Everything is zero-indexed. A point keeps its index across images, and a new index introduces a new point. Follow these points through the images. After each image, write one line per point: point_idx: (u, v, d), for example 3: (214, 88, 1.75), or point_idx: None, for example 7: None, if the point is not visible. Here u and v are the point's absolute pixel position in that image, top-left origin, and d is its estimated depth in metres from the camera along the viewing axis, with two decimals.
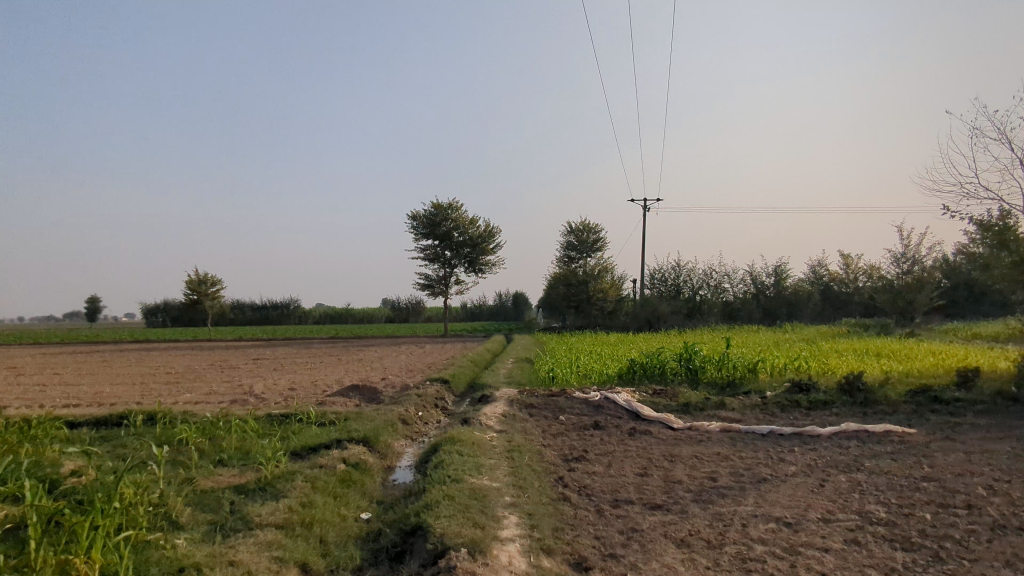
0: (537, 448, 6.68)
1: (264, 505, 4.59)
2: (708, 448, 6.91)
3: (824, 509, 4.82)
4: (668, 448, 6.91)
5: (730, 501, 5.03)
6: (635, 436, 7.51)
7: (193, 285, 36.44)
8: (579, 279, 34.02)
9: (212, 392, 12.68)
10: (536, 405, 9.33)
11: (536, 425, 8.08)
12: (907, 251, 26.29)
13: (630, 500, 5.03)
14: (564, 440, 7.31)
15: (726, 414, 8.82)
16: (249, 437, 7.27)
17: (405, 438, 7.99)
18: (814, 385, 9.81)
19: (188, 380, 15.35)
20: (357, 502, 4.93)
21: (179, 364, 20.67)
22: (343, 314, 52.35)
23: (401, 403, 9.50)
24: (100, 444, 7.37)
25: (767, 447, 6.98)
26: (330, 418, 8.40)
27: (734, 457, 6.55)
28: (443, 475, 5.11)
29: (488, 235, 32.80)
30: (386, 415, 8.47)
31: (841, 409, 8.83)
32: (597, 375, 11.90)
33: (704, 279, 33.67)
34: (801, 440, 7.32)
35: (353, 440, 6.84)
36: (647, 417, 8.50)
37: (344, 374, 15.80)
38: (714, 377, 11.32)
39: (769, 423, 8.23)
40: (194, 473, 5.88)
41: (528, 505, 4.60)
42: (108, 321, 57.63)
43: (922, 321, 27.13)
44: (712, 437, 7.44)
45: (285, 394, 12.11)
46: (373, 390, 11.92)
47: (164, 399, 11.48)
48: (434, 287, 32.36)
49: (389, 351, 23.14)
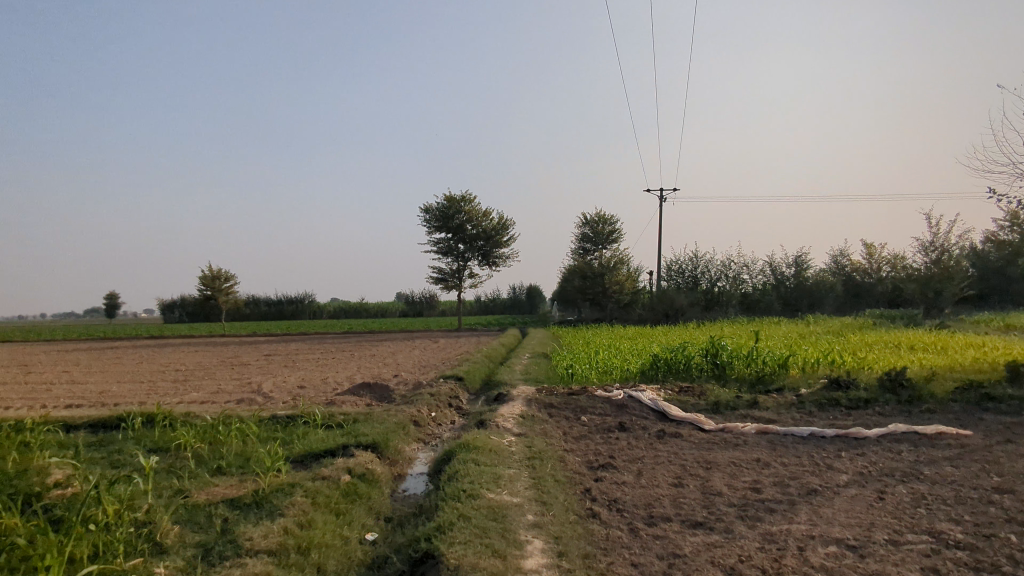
0: (559, 455, 6.14)
1: (257, 525, 4.10)
2: (746, 453, 6.33)
3: (890, 529, 4.24)
4: (702, 453, 6.34)
5: (781, 519, 4.46)
6: (664, 440, 6.96)
7: (207, 280, 36.29)
8: (594, 271, 33.38)
9: (220, 390, 12.32)
10: (555, 404, 8.80)
11: (557, 427, 7.54)
12: (936, 240, 25.38)
13: (667, 517, 4.49)
14: (588, 444, 6.76)
15: (761, 413, 8.23)
16: (252, 442, 6.82)
17: (416, 441, 7.50)
18: (853, 381, 9.18)
19: (196, 378, 14.98)
20: (362, 520, 4.43)
21: (191, 361, 20.38)
22: (358, 308, 52.18)
23: (413, 403, 9.01)
24: (94, 449, 6.94)
25: (810, 452, 6.40)
26: (338, 420, 7.93)
27: (776, 463, 5.97)
28: (458, 490, 4.57)
29: (501, 228, 32.24)
30: (396, 416, 7.97)
31: (886, 408, 8.21)
32: (619, 372, 11.32)
33: (723, 270, 32.93)
34: (846, 443, 6.72)
35: (361, 445, 6.35)
36: (676, 417, 7.94)
37: (355, 370, 15.33)
38: (743, 373, 10.71)
39: (808, 424, 7.63)
40: (188, 485, 5.42)
41: (554, 526, 4.06)
42: (126, 316, 57.90)
43: (951, 312, 26.31)
44: (749, 440, 6.87)
45: (295, 392, 11.68)
46: (384, 388, 11.44)
47: (170, 398, 11.10)
48: (447, 280, 31.89)
49: (403, 347, 22.68)
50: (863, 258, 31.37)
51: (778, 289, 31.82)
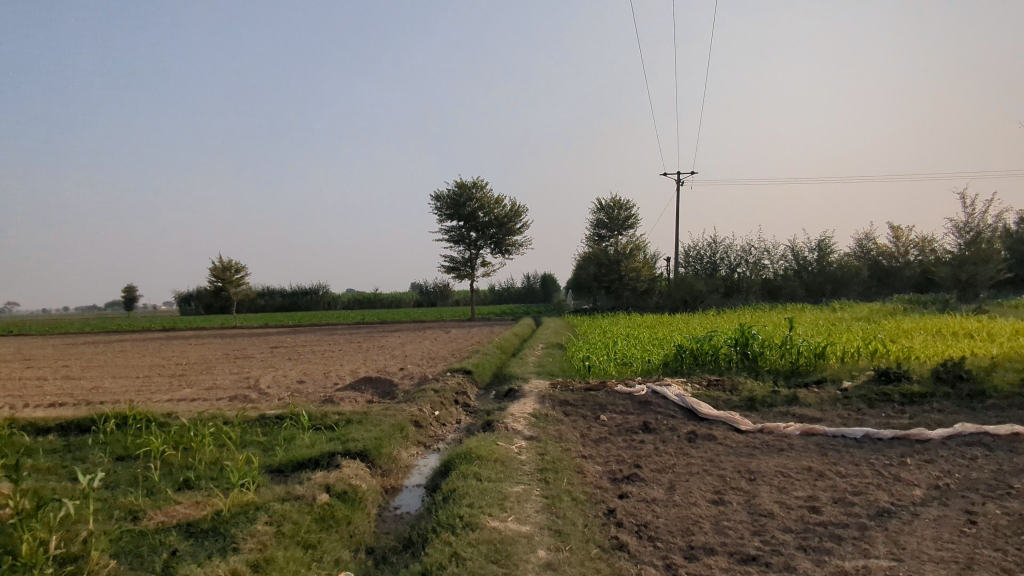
0: (576, 464, 5.30)
1: (203, 564, 3.31)
2: (792, 461, 5.46)
3: (995, 567, 3.36)
4: (742, 462, 5.47)
5: (854, 552, 3.60)
6: (696, 444, 6.10)
7: (218, 272, 35.69)
8: (610, 258, 32.46)
9: (214, 386, 11.63)
10: (571, 401, 7.96)
11: (573, 429, 6.72)
12: (970, 221, 24.11)
13: (711, 549, 3.64)
14: (609, 451, 5.93)
15: (802, 411, 7.33)
16: (229, 448, 6.08)
17: (417, 445, 6.72)
18: (903, 373, 8.25)
19: (195, 373, 14.26)
20: (336, 554, 3.62)
21: (196, 354, 19.78)
22: (372, 299, 51.74)
23: (415, 401, 8.22)
24: (55, 457, 6.22)
25: (869, 459, 5.51)
26: (331, 421, 7.16)
27: (832, 474, 5.09)
28: (453, 516, 3.75)
29: (514, 214, 31.38)
30: (394, 416, 7.17)
31: (945, 404, 7.28)
32: (639, 365, 10.46)
33: (743, 256, 31.94)
34: (908, 448, 5.82)
35: (349, 453, 5.57)
36: (706, 416, 7.09)
37: (361, 363, 14.61)
38: (776, 365, 9.81)
39: (859, 424, 6.74)
40: (145, 504, 4.66)
41: (571, 567, 3.21)
42: (145, 308, 57.84)
43: (987, 296, 25.10)
44: (795, 444, 5.99)
45: (293, 388, 10.96)
46: (387, 383, 10.69)
47: (160, 396, 10.39)
48: (459, 269, 31.08)
49: (413, 338, 21.94)
50: (890, 242, 30.11)
51: (801, 275, 30.73)
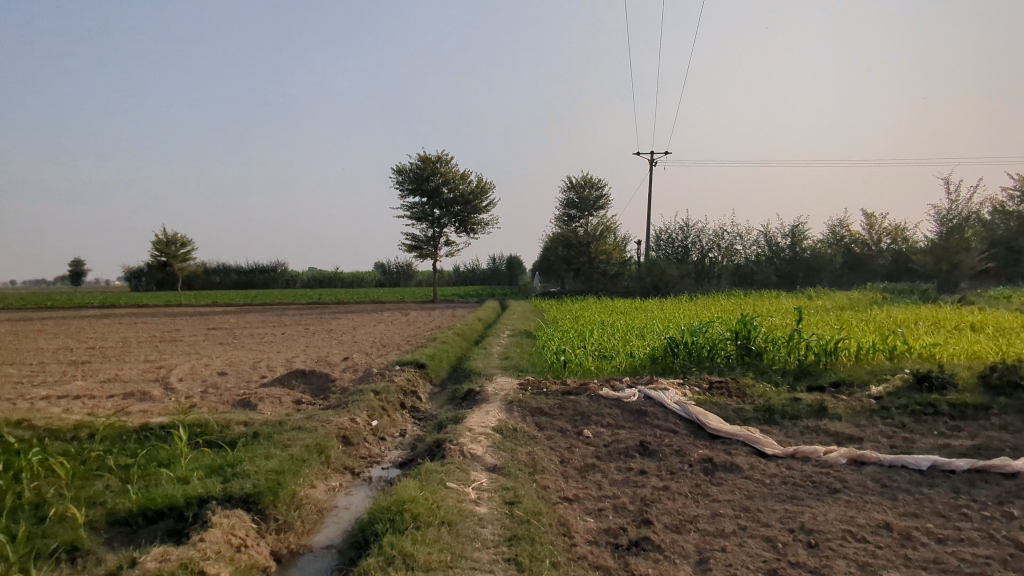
0: (560, 518, 3.68)
1: None
2: (861, 512, 3.92)
3: None
4: (792, 511, 3.91)
5: None
6: (718, 478, 4.54)
7: (161, 246, 32.97)
8: (579, 239, 30.94)
9: (114, 378, 9.64)
10: (546, 409, 6.32)
11: (551, 453, 5.08)
12: (952, 208, 23.13)
13: None
14: (601, 488, 4.32)
15: (835, 427, 5.84)
16: (60, 483, 4.22)
17: (339, 473, 5.01)
18: (946, 379, 6.83)
19: (106, 359, 12.18)
20: None
21: (120, 335, 17.54)
22: (332, 278, 49.42)
23: (348, 405, 6.48)
24: None
25: (960, 508, 4.02)
26: (228, 436, 5.39)
27: (925, 538, 3.56)
28: None
29: (480, 191, 29.50)
30: (315, 430, 5.43)
31: (1008, 420, 5.87)
32: (623, 361, 8.88)
33: (715, 240, 30.78)
34: (999, 488, 4.35)
35: (228, 500, 3.82)
36: (720, 433, 5.53)
37: (301, 351, 12.74)
38: (783, 364, 8.36)
39: (914, 448, 5.27)
40: None
41: None
42: (94, 282, 54.52)
43: (966, 286, 24.20)
44: (851, 482, 4.45)
45: (209, 383, 9.11)
46: (323, 378, 8.92)
47: (39, 390, 8.44)
48: (422, 248, 29.13)
49: (367, 321, 20.00)
50: (863, 229, 29.04)
51: (773, 261, 29.62)
